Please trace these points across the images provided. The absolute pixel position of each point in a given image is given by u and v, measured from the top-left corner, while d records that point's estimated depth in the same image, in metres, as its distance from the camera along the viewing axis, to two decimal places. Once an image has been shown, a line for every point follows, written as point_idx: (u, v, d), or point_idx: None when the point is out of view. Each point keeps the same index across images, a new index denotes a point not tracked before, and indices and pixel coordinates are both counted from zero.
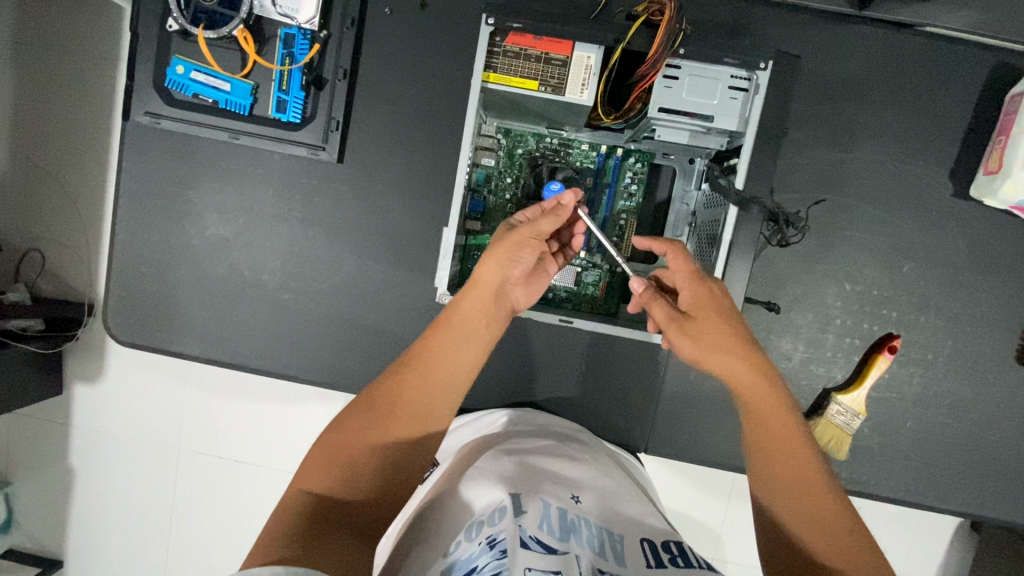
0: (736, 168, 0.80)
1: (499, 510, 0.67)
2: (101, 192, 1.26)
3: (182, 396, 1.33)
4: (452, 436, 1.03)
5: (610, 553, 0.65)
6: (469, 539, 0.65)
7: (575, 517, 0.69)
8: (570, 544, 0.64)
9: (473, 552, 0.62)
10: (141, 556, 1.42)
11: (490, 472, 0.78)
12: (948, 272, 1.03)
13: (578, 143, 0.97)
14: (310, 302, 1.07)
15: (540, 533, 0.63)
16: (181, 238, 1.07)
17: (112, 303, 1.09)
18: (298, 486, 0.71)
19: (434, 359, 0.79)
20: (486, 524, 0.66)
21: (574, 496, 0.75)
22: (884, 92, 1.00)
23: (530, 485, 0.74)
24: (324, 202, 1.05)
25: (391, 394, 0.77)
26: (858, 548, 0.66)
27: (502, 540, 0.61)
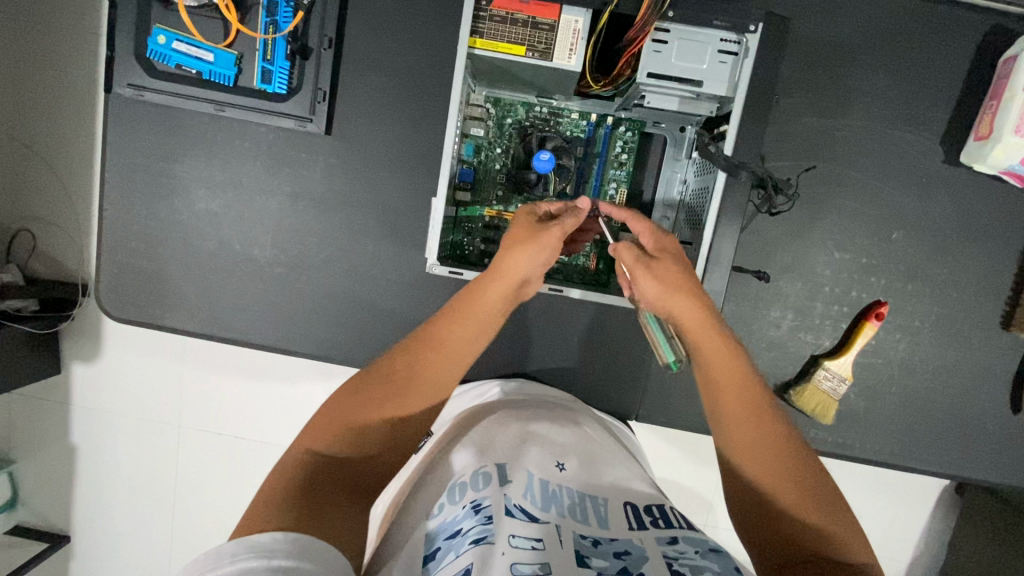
0: (726, 134, 0.79)
1: (483, 476, 0.70)
2: (88, 169, 1.24)
3: (180, 373, 1.34)
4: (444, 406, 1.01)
5: (592, 518, 0.67)
6: (453, 503, 0.68)
7: (556, 487, 0.71)
8: (553, 513, 0.66)
9: (457, 515, 0.65)
10: (147, 529, 1.45)
11: (474, 442, 0.80)
12: (936, 239, 1.03)
13: (568, 112, 0.97)
14: (302, 277, 1.08)
15: (524, 502, 0.66)
16: (171, 213, 1.07)
17: (105, 280, 1.09)
18: (302, 442, 0.72)
19: (450, 337, 0.79)
20: (469, 488, 0.69)
21: (559, 465, 0.76)
22: (875, 58, 0.99)
23: (513, 453, 0.77)
24: (313, 176, 1.05)
25: (408, 365, 0.77)
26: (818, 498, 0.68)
27: (488, 506, 0.64)
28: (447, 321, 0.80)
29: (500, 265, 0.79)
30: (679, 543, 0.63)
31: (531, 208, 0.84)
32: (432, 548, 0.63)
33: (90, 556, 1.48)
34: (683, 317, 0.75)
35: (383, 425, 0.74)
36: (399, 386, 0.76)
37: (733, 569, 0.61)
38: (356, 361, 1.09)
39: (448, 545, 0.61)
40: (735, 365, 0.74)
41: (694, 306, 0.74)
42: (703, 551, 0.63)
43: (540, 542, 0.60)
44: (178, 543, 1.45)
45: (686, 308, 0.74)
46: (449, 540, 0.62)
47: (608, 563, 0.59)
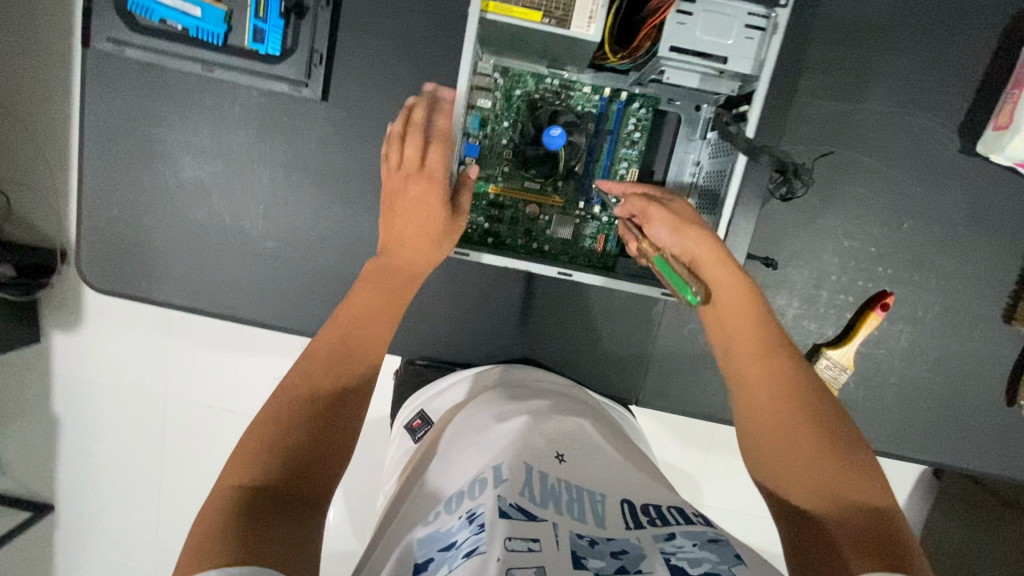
0: (748, 116, 0.75)
1: (479, 482, 0.66)
2: (65, 127, 1.16)
3: (163, 343, 1.29)
4: (441, 394, 0.95)
5: (589, 515, 0.65)
6: (448, 511, 0.64)
7: (555, 483, 0.68)
8: (549, 511, 0.63)
9: (452, 525, 0.62)
10: (133, 501, 1.42)
11: (469, 441, 0.77)
12: (946, 229, 1.02)
13: (580, 86, 0.92)
14: (295, 251, 1.03)
15: (522, 499, 0.63)
16: (155, 181, 1.01)
17: (85, 249, 1.03)
18: (230, 471, 0.57)
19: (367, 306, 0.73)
20: (466, 495, 0.65)
21: (558, 456, 0.73)
22: (899, 39, 0.96)
23: (506, 444, 0.73)
24: (307, 145, 0.99)
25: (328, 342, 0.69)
26: (856, 472, 0.62)
27: (481, 514, 0.60)
28: (349, 310, 0.73)
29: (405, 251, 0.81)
30: (677, 539, 0.63)
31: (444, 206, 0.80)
32: (425, 555, 0.60)
33: (76, 528, 1.46)
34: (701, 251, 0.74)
35: (310, 425, 0.62)
36: (304, 389, 0.64)
37: (732, 559, 0.60)
38: None
39: (442, 557, 0.58)
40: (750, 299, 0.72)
41: (709, 240, 0.74)
42: (701, 544, 0.62)
43: (536, 543, 0.57)
44: (166, 518, 1.43)
45: (706, 244, 0.74)
46: (443, 551, 0.59)
47: (606, 564, 0.58)
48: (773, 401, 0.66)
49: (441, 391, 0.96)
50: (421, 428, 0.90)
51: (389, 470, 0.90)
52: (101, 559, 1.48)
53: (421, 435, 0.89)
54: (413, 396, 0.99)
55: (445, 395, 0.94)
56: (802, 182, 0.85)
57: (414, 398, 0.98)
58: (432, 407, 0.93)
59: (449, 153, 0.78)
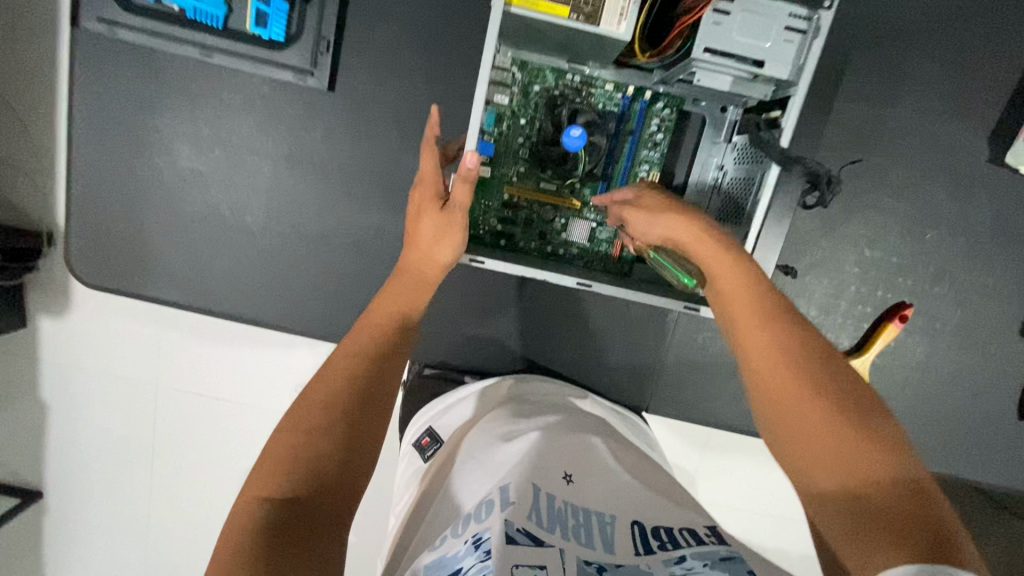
0: (784, 125, 0.72)
1: (486, 505, 0.64)
2: (50, 103, 1.07)
3: (154, 334, 1.20)
4: (449, 410, 0.92)
5: (598, 540, 0.61)
6: (454, 536, 0.61)
7: (563, 504, 0.65)
8: (557, 536, 0.60)
9: (458, 551, 0.59)
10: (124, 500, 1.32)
11: (477, 462, 0.73)
12: (969, 241, 0.99)
13: (601, 82, 0.87)
14: (297, 248, 0.98)
15: (529, 524, 0.60)
16: (149, 171, 0.96)
17: (76, 242, 0.98)
18: (247, 499, 0.53)
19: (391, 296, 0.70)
20: (472, 518, 0.63)
21: (567, 475, 0.70)
22: (928, 44, 0.93)
23: (516, 463, 0.70)
24: (312, 137, 0.94)
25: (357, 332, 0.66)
26: (869, 449, 0.53)
27: (487, 540, 0.57)
28: (367, 320, 0.67)
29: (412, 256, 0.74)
30: (687, 561, 0.57)
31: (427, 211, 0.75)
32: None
33: (57, 536, 1.36)
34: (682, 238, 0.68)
35: (343, 417, 0.58)
36: (323, 400, 0.59)
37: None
38: None
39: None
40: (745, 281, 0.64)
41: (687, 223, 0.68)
42: (712, 562, 0.56)
43: (542, 571, 0.54)
44: (154, 524, 1.34)
45: (683, 228, 0.68)
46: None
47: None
48: (759, 386, 0.60)
49: (449, 407, 0.92)
50: (430, 447, 0.87)
51: (398, 492, 0.87)
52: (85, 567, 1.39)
53: (431, 453, 0.85)
54: (422, 411, 0.96)
55: (454, 412, 0.91)
56: (835, 186, 0.77)
57: (421, 413, 0.95)
58: (440, 423, 0.90)
59: (440, 161, 0.76)
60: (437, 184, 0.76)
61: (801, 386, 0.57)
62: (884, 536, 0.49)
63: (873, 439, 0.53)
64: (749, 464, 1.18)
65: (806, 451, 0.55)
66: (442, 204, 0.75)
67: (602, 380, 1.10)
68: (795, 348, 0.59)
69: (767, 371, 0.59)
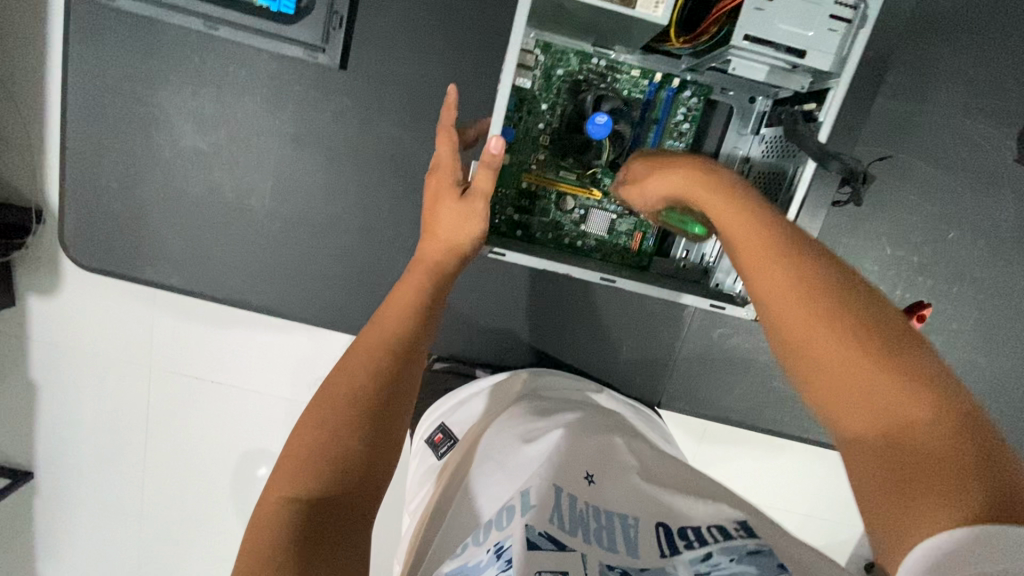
0: (822, 120, 0.70)
1: (507, 510, 0.62)
2: (39, 69, 1.00)
3: (151, 314, 1.10)
4: (462, 406, 0.90)
5: (621, 543, 0.60)
6: (476, 543, 0.60)
7: (584, 506, 0.63)
8: (578, 539, 0.58)
9: (480, 559, 0.57)
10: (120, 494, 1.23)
11: (495, 463, 0.72)
12: (993, 241, 0.97)
13: (627, 68, 0.84)
14: (304, 233, 0.95)
15: (552, 527, 0.58)
16: (149, 149, 0.91)
17: (71, 221, 0.95)
18: (275, 496, 0.51)
19: (407, 288, 0.67)
20: (493, 524, 0.61)
21: (587, 476, 0.68)
22: (958, 39, 0.91)
23: (536, 466, 0.68)
24: (321, 117, 0.90)
25: (375, 325, 0.64)
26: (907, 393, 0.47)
27: (509, 548, 0.55)
28: (385, 310, 0.65)
29: (430, 242, 0.71)
30: (713, 557, 0.55)
31: (451, 201, 0.71)
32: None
33: (45, 535, 1.27)
34: (680, 193, 0.62)
35: (363, 415, 0.56)
36: (346, 393, 0.57)
37: (774, 569, 0.51)
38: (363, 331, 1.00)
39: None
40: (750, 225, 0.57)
41: (681, 176, 0.62)
42: (739, 557, 0.53)
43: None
44: (149, 522, 1.25)
45: (677, 183, 0.62)
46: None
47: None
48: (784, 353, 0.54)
49: (462, 403, 0.90)
50: (444, 443, 0.85)
51: (412, 490, 0.86)
52: (77, 568, 1.29)
53: (444, 451, 0.84)
54: (433, 407, 0.94)
55: (467, 406, 0.89)
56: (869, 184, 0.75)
57: (432, 409, 0.93)
58: (453, 419, 0.88)
59: (458, 147, 0.73)
60: (454, 172, 0.73)
61: (820, 332, 0.51)
62: (934, 502, 0.43)
63: (912, 385, 0.47)
64: (757, 460, 1.17)
65: (833, 408, 0.50)
66: (461, 193, 0.72)
67: (614, 374, 1.09)
68: (816, 292, 0.52)
69: (783, 320, 0.53)
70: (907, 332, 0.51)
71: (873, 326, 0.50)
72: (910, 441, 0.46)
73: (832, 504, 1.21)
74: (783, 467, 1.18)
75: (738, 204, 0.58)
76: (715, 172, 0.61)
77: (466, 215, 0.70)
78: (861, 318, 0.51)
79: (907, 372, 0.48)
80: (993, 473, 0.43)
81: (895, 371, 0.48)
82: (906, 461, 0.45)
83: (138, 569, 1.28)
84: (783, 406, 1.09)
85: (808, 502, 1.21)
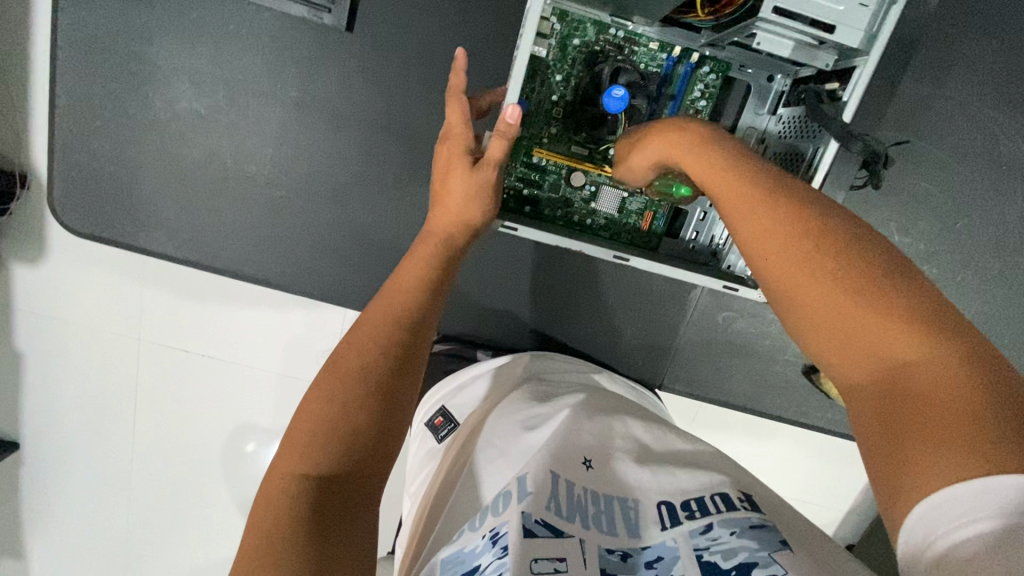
0: (848, 99, 0.69)
1: (503, 496, 0.59)
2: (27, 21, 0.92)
3: (138, 285, 1.06)
4: (464, 389, 0.88)
5: (620, 526, 0.56)
6: (472, 529, 0.57)
7: (582, 492, 0.60)
8: (576, 525, 0.55)
9: (476, 545, 0.55)
10: (107, 470, 1.20)
11: (496, 451, 0.68)
12: (999, 230, 0.96)
13: (646, 40, 0.81)
14: (306, 199, 0.97)
15: (549, 513, 0.55)
16: (144, 108, 0.93)
17: (63, 181, 0.95)
18: (282, 471, 0.50)
19: (417, 258, 0.66)
20: (489, 511, 0.58)
21: (586, 462, 0.64)
22: (968, 22, 0.90)
23: (537, 452, 0.65)
24: (324, 82, 0.91)
25: (387, 294, 0.63)
26: (906, 337, 0.45)
27: (505, 534, 0.53)
28: (396, 282, 0.64)
29: (439, 212, 0.69)
30: (714, 529, 0.53)
31: (461, 171, 0.68)
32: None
33: (30, 511, 1.23)
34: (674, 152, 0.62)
35: (376, 388, 0.55)
36: (360, 364, 0.56)
37: (777, 545, 0.50)
38: (358, 298, 1.03)
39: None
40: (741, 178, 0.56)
41: (674, 137, 0.62)
42: (740, 530, 0.52)
43: (562, 563, 0.51)
44: (137, 497, 1.21)
45: (670, 142, 0.62)
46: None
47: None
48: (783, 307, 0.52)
49: (464, 386, 0.89)
50: (445, 427, 0.83)
51: (412, 471, 0.85)
52: (63, 547, 1.25)
53: (444, 434, 0.83)
54: (433, 389, 0.93)
55: (469, 390, 0.88)
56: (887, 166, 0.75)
57: (434, 391, 0.92)
58: (455, 403, 0.86)
59: (469, 114, 0.70)
60: (466, 140, 0.70)
61: (813, 285, 0.49)
62: (934, 445, 0.41)
63: (910, 328, 0.45)
64: (754, 446, 1.18)
65: (835, 358, 0.49)
66: (474, 162, 0.69)
67: (615, 357, 1.08)
68: (811, 238, 0.51)
69: (775, 278, 0.52)
70: (911, 279, 0.49)
71: (870, 275, 0.48)
72: (911, 392, 0.44)
73: (821, 490, 1.22)
74: (772, 452, 1.19)
75: (728, 161, 0.57)
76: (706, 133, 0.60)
77: (476, 185, 0.68)
78: (861, 269, 0.48)
79: (905, 320, 0.46)
80: (1003, 420, 0.40)
81: (896, 321, 0.46)
82: (906, 412, 0.43)
83: (124, 549, 1.25)
84: (781, 391, 1.10)
85: (802, 487, 1.23)
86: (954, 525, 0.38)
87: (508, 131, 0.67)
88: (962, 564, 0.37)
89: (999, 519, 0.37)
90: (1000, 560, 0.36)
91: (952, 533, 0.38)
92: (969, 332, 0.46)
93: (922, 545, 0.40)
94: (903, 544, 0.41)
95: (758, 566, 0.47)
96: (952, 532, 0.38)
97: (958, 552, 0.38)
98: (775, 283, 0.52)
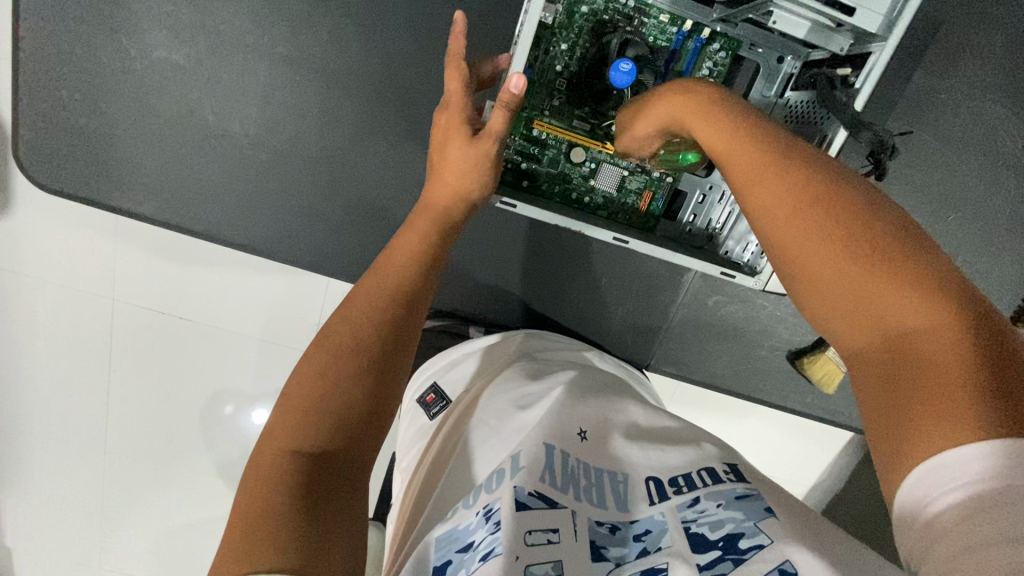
0: (860, 87, 0.69)
1: (497, 473, 0.58)
2: None
3: (109, 243, 1.01)
4: (455, 365, 0.87)
5: (610, 499, 0.56)
6: (465, 506, 0.57)
7: (577, 464, 0.60)
8: (569, 497, 0.55)
9: (470, 522, 0.55)
10: (79, 432, 1.17)
11: (489, 430, 0.67)
12: (990, 227, 0.96)
13: (656, 12, 0.77)
14: (291, 163, 0.93)
15: (543, 486, 0.55)
16: (116, 56, 0.87)
17: (25, 130, 0.90)
18: (272, 449, 0.48)
19: (413, 229, 0.64)
20: (482, 488, 0.58)
21: (580, 433, 0.64)
22: (974, 12, 0.89)
23: (532, 430, 0.64)
24: (313, 40, 0.87)
25: (382, 264, 0.61)
26: (911, 302, 0.44)
27: (498, 510, 0.53)
28: (389, 258, 0.61)
29: (433, 187, 0.66)
30: (700, 502, 0.53)
31: (459, 144, 0.65)
32: (442, 558, 0.54)
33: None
34: (682, 115, 0.59)
35: (369, 363, 0.54)
36: (348, 344, 0.54)
37: (762, 514, 0.50)
38: (342, 266, 1.00)
39: (459, 560, 0.52)
40: (753, 146, 0.53)
41: (682, 100, 0.59)
42: (726, 502, 0.52)
43: (555, 534, 0.51)
44: (113, 458, 1.19)
45: (678, 107, 0.59)
46: (461, 554, 0.53)
47: (627, 552, 0.52)
48: (791, 276, 0.51)
49: (455, 363, 0.88)
50: (436, 404, 0.82)
51: (402, 447, 0.84)
52: (35, 505, 1.23)
53: (437, 411, 0.82)
54: (424, 366, 0.92)
55: (460, 367, 0.87)
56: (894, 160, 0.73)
57: (424, 368, 0.91)
58: (447, 379, 0.86)
59: (468, 81, 0.67)
60: (466, 110, 0.67)
61: (816, 243, 0.49)
62: (926, 406, 0.40)
63: (916, 291, 0.44)
64: (732, 425, 1.20)
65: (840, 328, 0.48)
66: (472, 133, 0.66)
67: (603, 334, 1.07)
68: (821, 201, 0.49)
69: (783, 241, 0.51)
70: (915, 237, 0.47)
71: (874, 233, 0.47)
72: (909, 349, 0.43)
73: (792, 468, 1.27)
74: (745, 431, 1.22)
75: (733, 119, 0.55)
76: (712, 96, 0.58)
77: (474, 160, 0.65)
78: (867, 232, 0.47)
79: (907, 276, 0.45)
80: (1001, 386, 0.39)
81: (904, 284, 0.45)
82: (906, 380, 0.43)
83: (97, 510, 1.23)
84: (764, 375, 1.11)
85: (773, 464, 1.27)
86: (945, 490, 0.38)
87: (512, 104, 0.64)
88: (952, 529, 0.37)
89: (999, 480, 0.36)
90: (993, 520, 0.35)
91: (943, 497, 0.38)
92: (974, 295, 0.45)
93: (913, 509, 0.39)
94: (902, 506, 0.40)
95: (745, 537, 0.48)
96: (942, 499, 0.38)
97: (948, 515, 0.37)
98: (783, 247, 0.51)
